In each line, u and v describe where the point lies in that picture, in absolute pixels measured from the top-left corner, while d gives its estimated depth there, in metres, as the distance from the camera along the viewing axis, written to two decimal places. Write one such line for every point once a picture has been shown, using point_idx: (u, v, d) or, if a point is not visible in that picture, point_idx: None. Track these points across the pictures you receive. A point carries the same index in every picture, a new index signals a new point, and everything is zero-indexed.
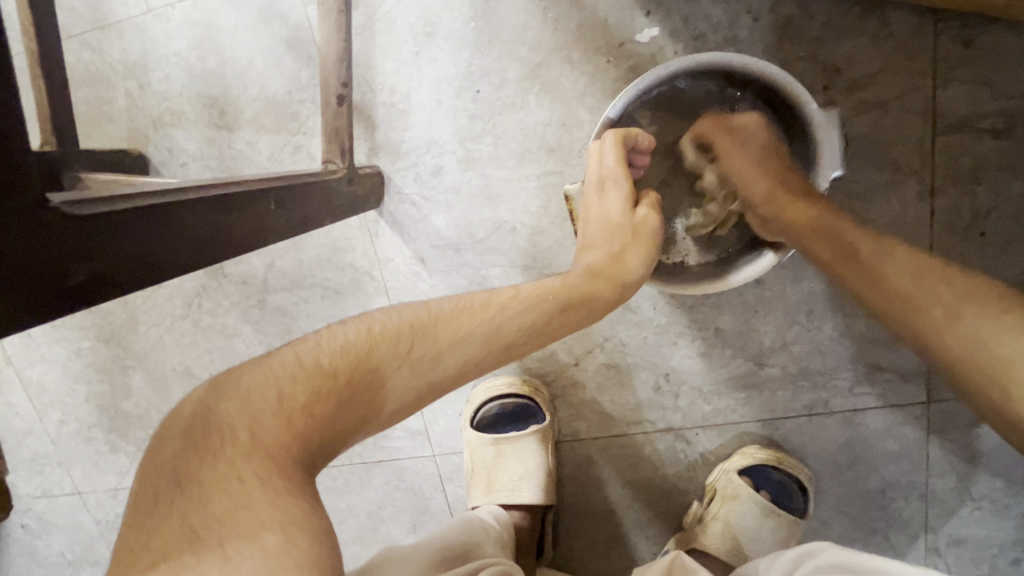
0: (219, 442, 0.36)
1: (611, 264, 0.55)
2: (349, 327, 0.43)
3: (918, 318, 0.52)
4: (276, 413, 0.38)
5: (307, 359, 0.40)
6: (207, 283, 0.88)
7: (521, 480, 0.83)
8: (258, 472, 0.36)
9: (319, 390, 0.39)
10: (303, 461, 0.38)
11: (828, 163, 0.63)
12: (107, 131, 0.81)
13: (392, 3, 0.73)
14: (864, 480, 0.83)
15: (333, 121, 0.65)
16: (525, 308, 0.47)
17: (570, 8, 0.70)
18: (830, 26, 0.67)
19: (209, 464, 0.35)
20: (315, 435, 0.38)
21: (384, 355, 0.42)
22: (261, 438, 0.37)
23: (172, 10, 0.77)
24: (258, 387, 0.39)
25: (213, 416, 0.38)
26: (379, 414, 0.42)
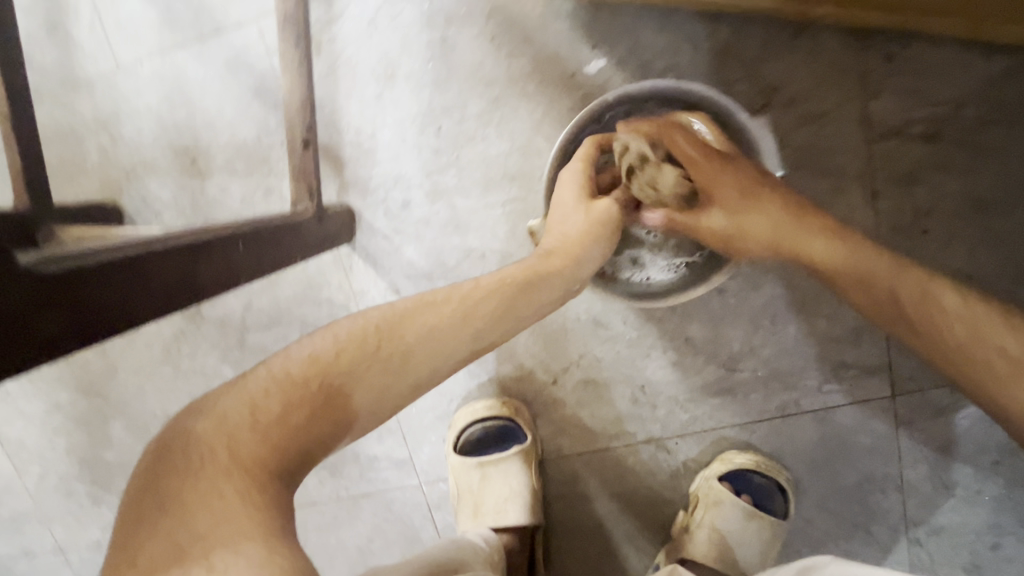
0: (198, 460, 0.37)
1: (567, 244, 0.59)
2: (318, 335, 0.45)
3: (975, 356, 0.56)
4: (251, 426, 0.39)
5: (279, 373, 0.42)
6: (185, 327, 0.89)
7: (507, 501, 0.84)
8: (236, 485, 0.37)
9: (291, 399, 0.41)
10: (282, 473, 0.39)
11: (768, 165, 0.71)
12: (81, 185, 0.83)
13: (353, 49, 0.75)
14: (842, 476, 0.85)
15: (300, 164, 0.66)
16: (484, 299, 0.49)
17: (522, 44, 0.73)
18: (764, 48, 0.71)
19: (190, 482, 0.37)
20: (290, 445, 0.40)
21: (353, 360, 0.43)
22: (239, 452, 0.38)
23: (141, 65, 0.79)
24: (234, 404, 0.40)
25: (191, 437, 0.39)
26: (356, 414, 0.43)
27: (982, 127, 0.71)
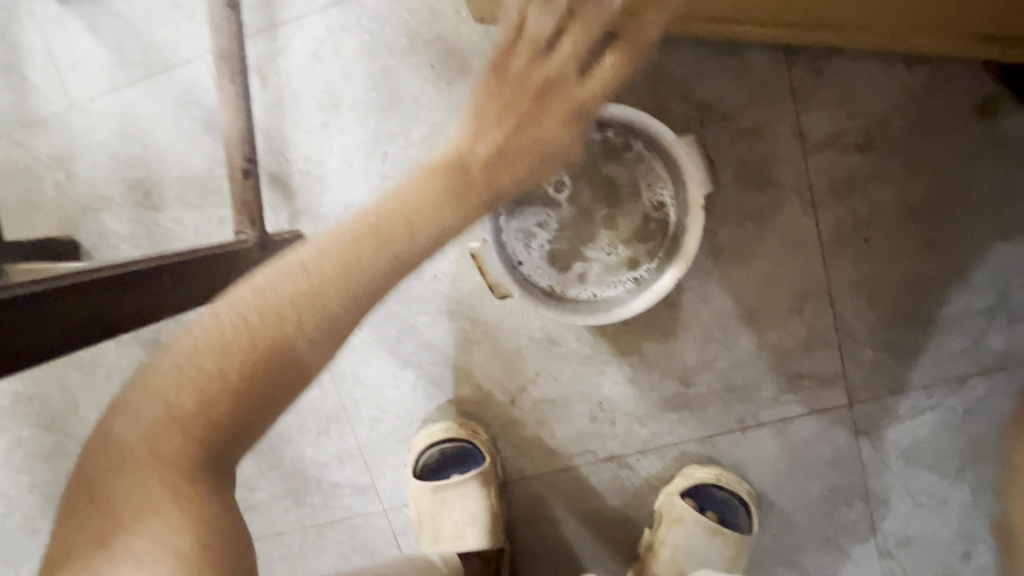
0: (125, 465, 0.38)
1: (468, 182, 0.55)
2: (219, 316, 0.41)
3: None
4: (170, 426, 0.38)
5: (189, 366, 0.40)
6: (145, 358, 0.90)
7: (466, 526, 0.83)
8: (160, 484, 0.38)
9: (208, 397, 0.39)
10: (209, 463, 0.39)
11: (696, 180, 0.68)
12: (38, 222, 0.85)
13: (298, 81, 0.77)
14: (806, 489, 0.83)
15: (241, 195, 0.67)
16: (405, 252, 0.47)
17: (461, 70, 0.75)
18: (694, 68, 0.74)
19: (116, 483, 0.38)
20: (213, 436, 0.39)
21: (270, 341, 0.41)
22: (159, 451, 0.38)
23: (94, 103, 0.81)
24: (149, 405, 0.39)
25: (112, 441, 0.39)
26: (289, 392, 0.42)
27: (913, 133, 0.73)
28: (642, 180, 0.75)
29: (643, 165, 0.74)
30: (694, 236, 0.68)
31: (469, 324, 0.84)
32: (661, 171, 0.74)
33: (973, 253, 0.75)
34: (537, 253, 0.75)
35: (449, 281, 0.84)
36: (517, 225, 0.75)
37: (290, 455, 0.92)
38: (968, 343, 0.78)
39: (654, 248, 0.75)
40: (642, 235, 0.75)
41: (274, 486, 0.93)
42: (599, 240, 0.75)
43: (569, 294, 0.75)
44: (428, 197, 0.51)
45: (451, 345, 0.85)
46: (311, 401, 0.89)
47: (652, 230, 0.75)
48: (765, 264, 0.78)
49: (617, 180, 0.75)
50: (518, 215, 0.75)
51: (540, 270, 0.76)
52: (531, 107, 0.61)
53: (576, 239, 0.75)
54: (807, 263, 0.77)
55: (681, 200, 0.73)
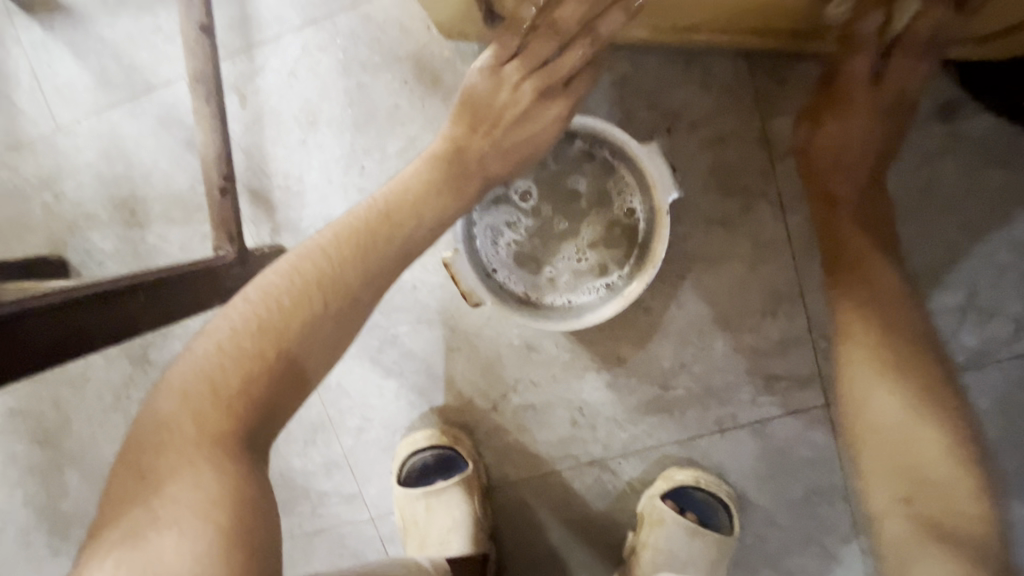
0: (168, 438, 0.40)
1: (466, 167, 0.60)
2: (254, 299, 0.46)
3: (881, 399, 0.65)
4: (215, 401, 0.41)
5: (230, 346, 0.43)
6: (134, 373, 0.92)
7: (450, 532, 0.84)
8: (206, 456, 0.40)
9: (250, 369, 0.43)
10: (250, 436, 0.42)
11: (664, 185, 0.69)
12: (28, 241, 0.87)
13: (276, 99, 0.79)
14: (787, 489, 0.84)
15: (220, 212, 0.69)
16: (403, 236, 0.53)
17: (433, 85, 0.77)
18: (661, 78, 0.76)
19: (163, 457, 0.40)
20: (254, 410, 0.42)
21: (301, 320, 0.45)
22: (205, 425, 0.41)
23: (79, 125, 0.83)
24: (192, 382, 0.42)
25: (156, 419, 0.41)
26: (320, 364, 0.46)
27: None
28: (610, 189, 0.76)
29: (611, 174, 0.76)
30: (663, 242, 0.69)
31: (450, 332, 0.86)
32: (627, 181, 0.76)
33: (947, 254, 0.76)
34: (506, 258, 0.77)
35: (429, 291, 0.85)
36: (487, 220, 0.77)
37: (278, 466, 0.93)
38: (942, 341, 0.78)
39: (624, 256, 0.76)
40: (611, 243, 0.77)
41: None
42: (568, 247, 0.77)
43: (540, 300, 0.77)
44: (428, 190, 0.57)
45: (432, 353, 0.87)
46: (297, 411, 0.91)
47: (620, 238, 0.76)
48: (737, 268, 0.79)
49: (588, 190, 0.77)
50: (489, 222, 0.77)
51: (511, 275, 0.77)
52: (519, 110, 0.61)
53: (545, 246, 0.78)
54: (779, 265, 0.79)
55: (649, 208, 0.74)
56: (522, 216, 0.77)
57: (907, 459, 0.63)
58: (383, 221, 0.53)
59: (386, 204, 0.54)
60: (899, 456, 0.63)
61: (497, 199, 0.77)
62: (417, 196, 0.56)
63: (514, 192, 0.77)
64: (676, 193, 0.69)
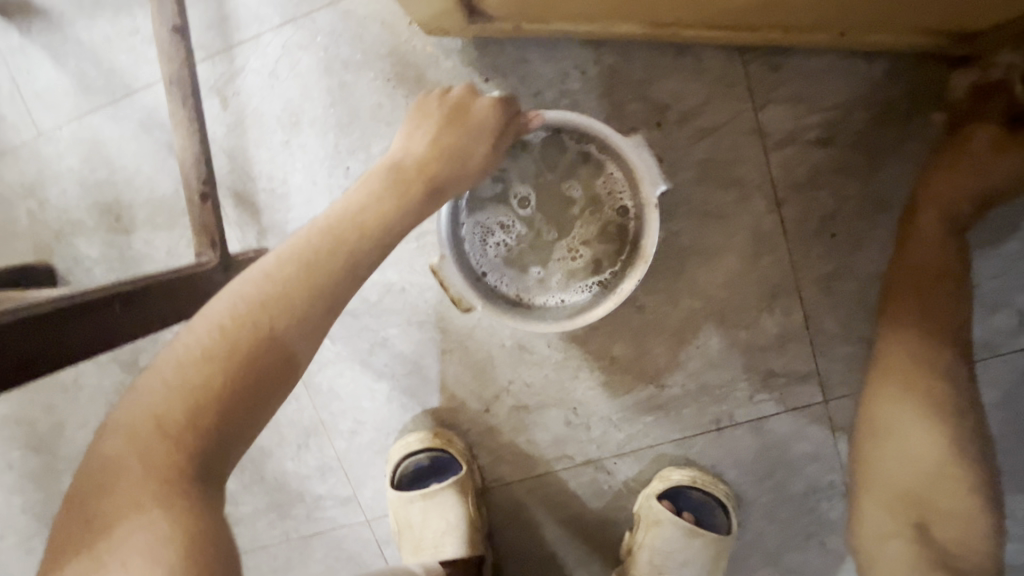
0: (114, 479, 0.38)
1: (415, 181, 0.56)
2: (198, 329, 0.42)
3: (908, 431, 0.65)
4: (162, 437, 0.38)
5: (174, 377, 0.40)
6: (126, 379, 0.91)
7: (444, 536, 0.84)
8: (154, 496, 0.37)
9: (194, 403, 0.39)
10: (202, 471, 0.39)
11: (651, 177, 0.67)
12: (15, 249, 0.86)
13: (257, 100, 0.78)
14: (786, 486, 0.83)
15: (200, 217, 0.68)
16: (355, 250, 0.49)
17: (417, 82, 0.75)
18: (651, 69, 0.74)
19: (111, 500, 0.37)
20: (205, 443, 0.39)
21: (249, 345, 0.42)
22: (151, 464, 0.38)
23: (61, 130, 0.82)
24: (136, 420, 0.39)
25: (100, 460, 0.39)
26: (275, 390, 0.43)
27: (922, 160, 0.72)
28: (599, 186, 0.75)
29: (600, 171, 0.74)
30: (652, 238, 0.67)
31: (441, 334, 0.85)
32: (620, 178, 0.74)
33: None
34: (495, 260, 0.76)
35: (418, 292, 0.84)
36: (477, 219, 0.76)
37: (272, 469, 0.92)
38: None
39: (616, 252, 0.75)
40: (602, 241, 0.75)
41: (259, 500, 0.94)
42: (558, 248, 0.75)
43: (530, 302, 0.75)
44: (381, 199, 0.53)
45: (424, 355, 0.85)
46: (289, 416, 0.90)
47: (611, 236, 0.75)
48: (732, 264, 0.78)
49: (576, 187, 0.75)
50: (479, 221, 0.76)
51: (502, 279, 0.76)
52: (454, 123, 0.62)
53: (537, 246, 0.76)
54: (775, 259, 0.77)
55: (639, 204, 0.73)
56: (511, 215, 0.76)
57: (923, 495, 0.64)
58: (330, 239, 0.49)
59: (339, 217, 0.50)
60: (919, 488, 0.65)
61: (486, 199, 0.76)
62: (371, 208, 0.52)
63: (513, 197, 0.76)
64: (664, 184, 0.66)
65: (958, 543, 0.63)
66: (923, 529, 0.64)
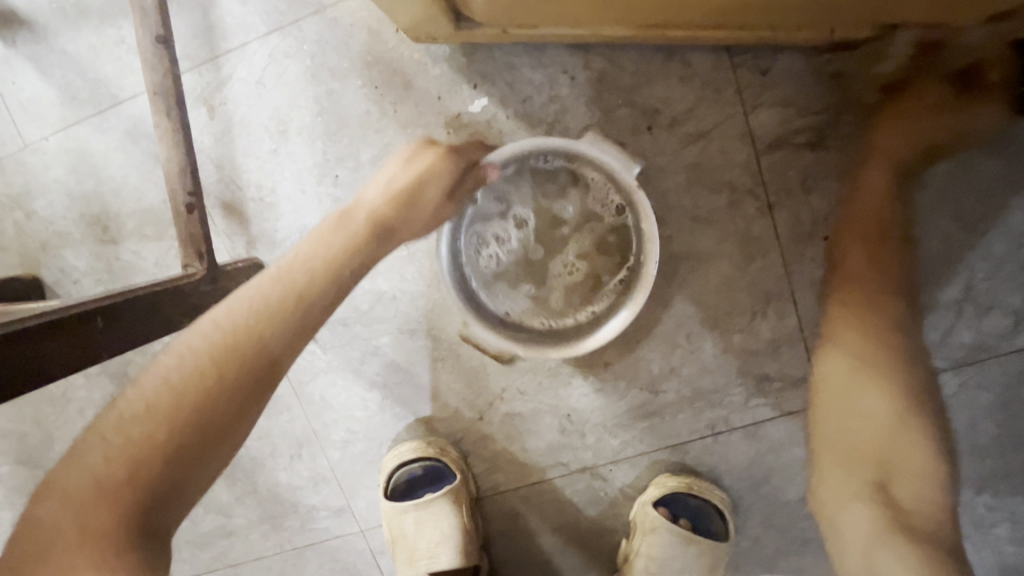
0: (51, 551, 0.37)
1: (374, 227, 0.56)
2: (142, 386, 0.42)
3: (864, 386, 0.63)
4: (101, 499, 0.38)
5: (116, 437, 0.40)
6: (116, 391, 0.91)
7: (438, 546, 0.83)
8: (92, 563, 0.36)
9: (136, 461, 0.39)
10: (142, 533, 0.38)
11: (624, 164, 0.69)
12: (2, 261, 0.85)
13: (244, 108, 0.77)
14: (782, 492, 0.82)
15: (187, 228, 0.67)
16: (311, 288, 0.49)
17: (404, 89, 0.75)
18: (640, 74, 0.73)
19: (42, 573, 0.36)
20: (150, 500, 0.39)
21: (195, 397, 0.42)
22: (90, 529, 0.37)
23: (47, 141, 0.81)
24: (75, 486, 0.39)
25: (34, 533, 0.38)
26: (226, 443, 0.43)
27: None
28: (594, 205, 0.74)
29: (587, 186, 0.74)
30: (653, 227, 0.68)
31: (433, 342, 0.84)
32: (615, 193, 0.74)
33: (945, 249, 0.73)
34: (504, 290, 0.76)
35: (410, 300, 0.83)
36: (475, 230, 0.75)
37: (265, 480, 0.91)
38: (938, 338, 0.76)
39: (618, 262, 0.74)
40: (600, 255, 0.75)
41: (252, 512, 0.93)
42: (556, 266, 0.75)
43: (528, 322, 0.76)
44: (331, 240, 0.53)
45: (416, 364, 0.85)
46: (281, 426, 0.89)
47: (609, 250, 0.75)
48: (724, 268, 0.77)
49: (569, 203, 0.74)
50: (477, 236, 0.75)
51: (503, 299, 0.76)
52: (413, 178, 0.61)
53: (536, 262, 0.75)
54: (767, 263, 0.76)
55: (629, 198, 0.72)
56: (510, 231, 0.75)
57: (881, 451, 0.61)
58: (281, 281, 0.49)
59: (289, 261, 0.50)
60: (873, 447, 0.61)
61: (477, 220, 0.75)
62: (322, 248, 0.52)
63: (510, 217, 0.75)
64: (636, 164, 0.69)
65: (920, 504, 0.59)
66: (887, 493, 0.59)
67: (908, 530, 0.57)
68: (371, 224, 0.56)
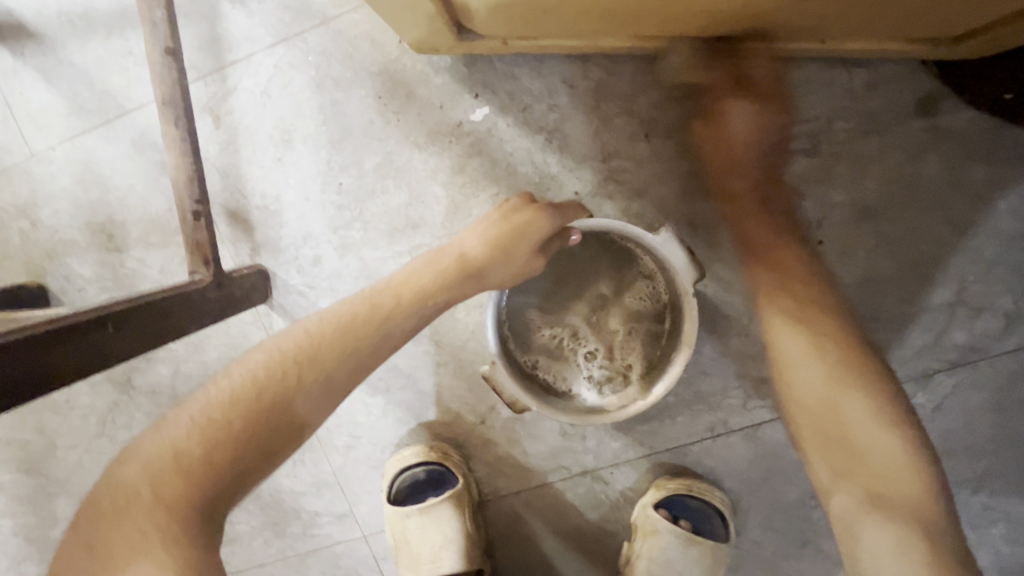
0: (128, 503, 0.44)
1: (454, 261, 0.62)
2: (234, 374, 0.50)
3: (809, 376, 0.65)
4: (175, 468, 0.45)
5: (203, 418, 0.47)
6: (119, 398, 0.91)
7: (442, 550, 0.83)
8: (158, 524, 0.43)
9: (215, 440, 0.46)
10: (201, 504, 0.45)
11: (684, 271, 0.67)
12: (7, 269, 0.86)
13: (250, 118, 0.79)
14: (781, 493, 0.83)
15: (194, 236, 0.68)
16: (391, 315, 0.57)
17: (407, 99, 0.77)
18: (637, 84, 0.75)
19: (118, 526, 0.43)
20: (215, 478, 0.46)
21: (275, 395, 0.49)
22: (162, 493, 0.44)
23: (54, 151, 0.82)
24: (157, 449, 0.46)
25: (119, 483, 0.45)
26: (285, 444, 0.49)
27: (899, 165, 0.74)
28: (633, 279, 0.76)
29: (637, 265, 0.75)
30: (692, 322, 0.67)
31: (435, 347, 0.85)
32: (665, 295, 0.75)
33: (936, 253, 0.75)
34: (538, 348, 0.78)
35: None
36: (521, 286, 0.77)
37: (267, 487, 0.92)
38: (931, 339, 0.77)
39: (653, 341, 0.76)
40: (636, 349, 0.76)
41: (255, 518, 0.93)
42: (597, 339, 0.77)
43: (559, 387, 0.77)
44: (417, 275, 0.60)
45: (418, 369, 0.86)
46: None
47: (643, 348, 0.76)
48: (722, 272, 0.79)
49: (613, 277, 0.76)
50: (531, 306, 0.77)
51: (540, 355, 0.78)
52: (511, 229, 0.63)
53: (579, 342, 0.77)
54: None
55: (674, 290, 0.73)
56: (554, 297, 0.77)
57: (850, 443, 0.62)
58: (367, 306, 0.56)
59: (378, 290, 0.58)
60: (852, 446, 0.62)
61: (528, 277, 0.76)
62: (409, 281, 0.60)
63: (560, 283, 0.77)
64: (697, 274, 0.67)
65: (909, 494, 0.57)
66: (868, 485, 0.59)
67: (878, 502, 0.58)
68: (453, 266, 0.61)
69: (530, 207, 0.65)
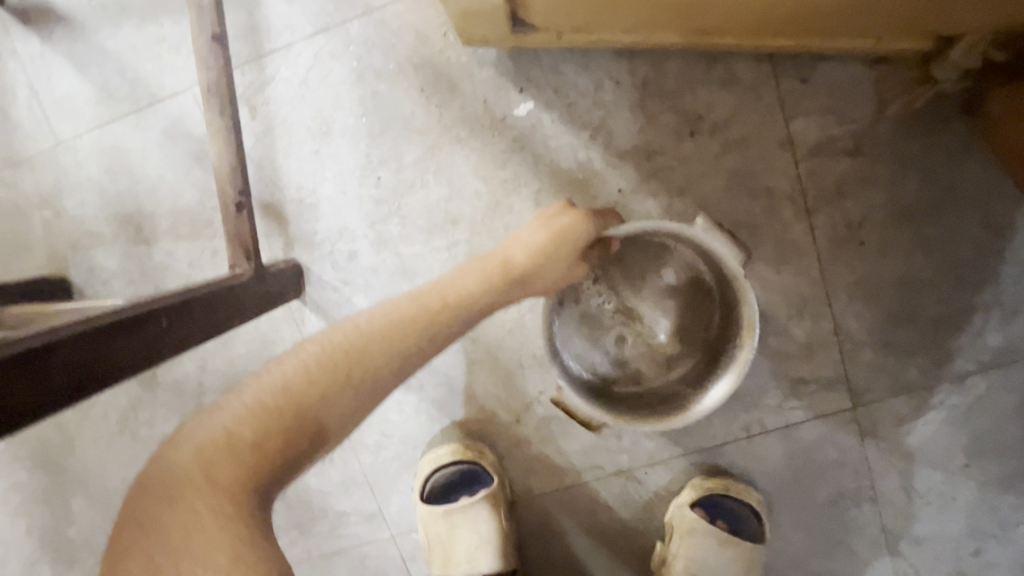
0: (179, 487, 0.40)
1: (501, 264, 0.60)
2: (287, 364, 0.47)
3: None
4: (228, 452, 0.41)
5: (254, 403, 0.44)
6: (142, 394, 0.89)
7: (478, 549, 0.82)
8: (215, 509, 0.40)
9: (266, 425, 0.43)
10: (256, 491, 0.42)
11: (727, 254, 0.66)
12: (29, 260, 0.84)
13: (287, 109, 0.77)
14: (814, 493, 0.83)
15: (235, 228, 0.66)
16: (437, 312, 0.54)
17: (450, 92, 0.75)
18: (683, 81, 0.75)
19: (171, 509, 0.40)
20: (269, 466, 0.43)
21: (326, 387, 0.46)
22: (216, 477, 0.41)
23: (81, 139, 0.80)
24: (208, 432, 0.42)
25: (169, 467, 0.41)
26: (332, 435, 0.46)
27: (942, 167, 0.74)
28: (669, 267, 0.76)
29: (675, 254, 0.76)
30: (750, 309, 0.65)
31: (470, 344, 0.84)
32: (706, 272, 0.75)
33: (974, 254, 0.76)
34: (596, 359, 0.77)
35: None
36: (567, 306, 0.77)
37: (294, 486, 0.90)
38: (968, 340, 0.77)
39: (703, 327, 0.75)
40: (693, 334, 0.75)
41: (279, 517, 0.92)
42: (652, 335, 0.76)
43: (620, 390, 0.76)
44: (465, 279, 0.58)
45: (452, 367, 0.85)
46: None
47: (700, 333, 0.75)
48: (762, 272, 0.78)
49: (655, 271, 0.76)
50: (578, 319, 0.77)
51: (591, 362, 0.77)
52: (557, 233, 0.63)
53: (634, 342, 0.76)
54: (804, 266, 0.77)
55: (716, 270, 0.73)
56: (603, 304, 0.77)
57: None
58: (415, 304, 0.54)
59: (425, 291, 0.56)
60: None
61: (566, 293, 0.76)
62: (458, 283, 0.57)
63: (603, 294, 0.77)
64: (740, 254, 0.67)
65: None
66: None
67: None
68: (502, 268, 0.60)
69: (570, 213, 0.65)
